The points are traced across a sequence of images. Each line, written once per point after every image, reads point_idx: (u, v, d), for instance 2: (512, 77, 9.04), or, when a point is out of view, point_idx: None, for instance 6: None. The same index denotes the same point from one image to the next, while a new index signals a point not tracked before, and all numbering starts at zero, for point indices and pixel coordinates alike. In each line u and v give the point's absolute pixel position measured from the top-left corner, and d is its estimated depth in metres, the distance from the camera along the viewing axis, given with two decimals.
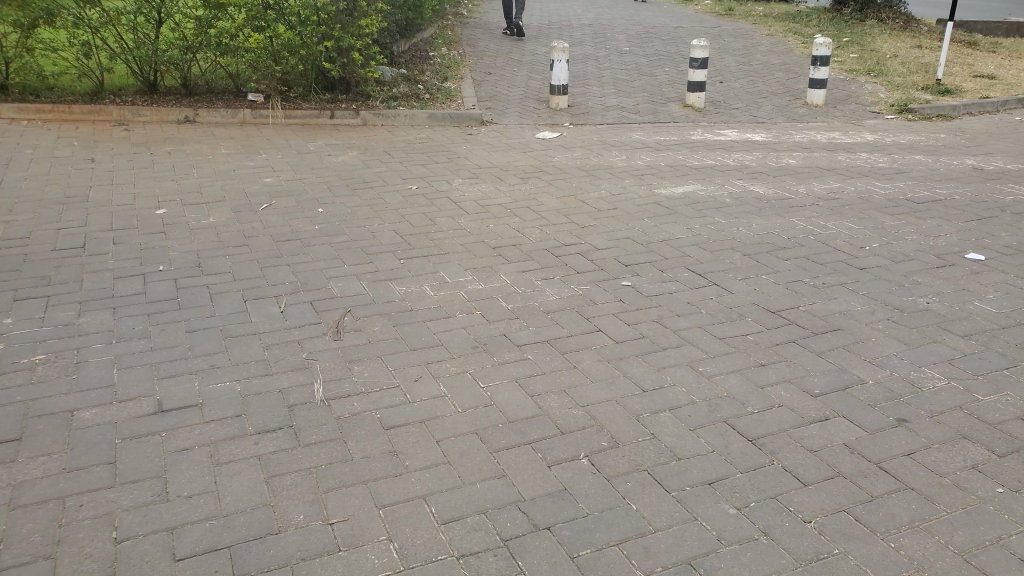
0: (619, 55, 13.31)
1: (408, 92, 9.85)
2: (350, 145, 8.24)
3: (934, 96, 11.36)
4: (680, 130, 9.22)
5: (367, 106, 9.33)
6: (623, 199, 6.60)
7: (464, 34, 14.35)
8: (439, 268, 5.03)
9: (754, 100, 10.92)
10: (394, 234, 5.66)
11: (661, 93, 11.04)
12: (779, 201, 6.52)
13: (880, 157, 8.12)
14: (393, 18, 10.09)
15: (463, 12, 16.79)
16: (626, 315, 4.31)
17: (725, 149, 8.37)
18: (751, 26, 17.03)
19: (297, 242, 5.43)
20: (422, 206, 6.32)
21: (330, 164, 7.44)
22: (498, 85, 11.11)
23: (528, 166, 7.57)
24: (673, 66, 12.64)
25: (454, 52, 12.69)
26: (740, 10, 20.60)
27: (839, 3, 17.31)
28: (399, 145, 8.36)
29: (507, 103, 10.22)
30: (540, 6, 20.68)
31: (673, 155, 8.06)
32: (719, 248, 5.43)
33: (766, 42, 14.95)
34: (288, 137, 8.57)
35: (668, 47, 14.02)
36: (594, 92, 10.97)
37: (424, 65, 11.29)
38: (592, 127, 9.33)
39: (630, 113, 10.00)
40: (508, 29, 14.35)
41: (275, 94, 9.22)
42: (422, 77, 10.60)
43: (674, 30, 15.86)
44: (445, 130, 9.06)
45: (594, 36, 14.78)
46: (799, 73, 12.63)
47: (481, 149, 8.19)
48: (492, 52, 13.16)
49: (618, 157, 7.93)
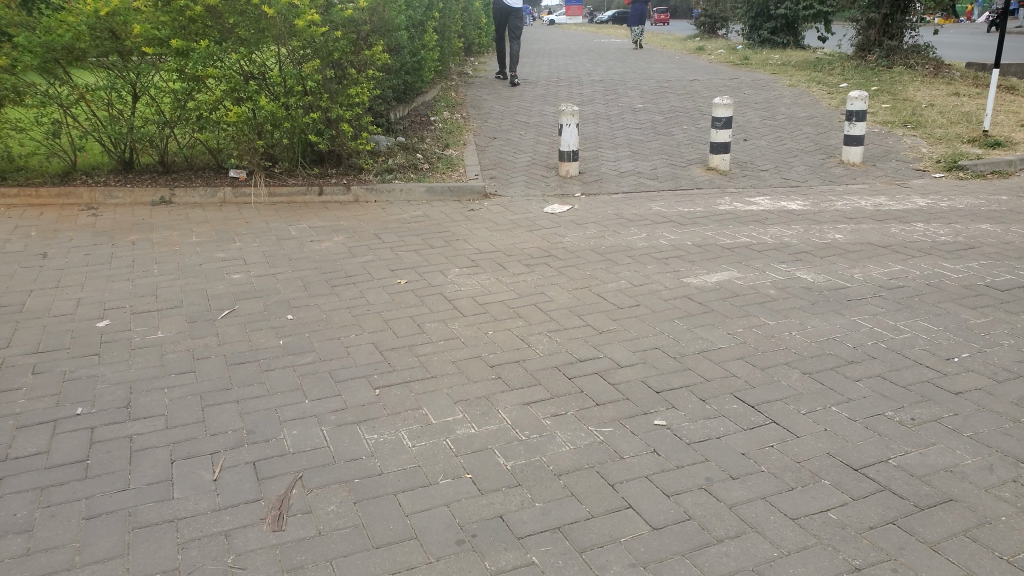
0: (633, 112, 12.52)
1: (405, 164, 9.09)
2: (337, 228, 7.32)
3: (982, 150, 10.35)
4: (705, 199, 8.30)
5: (359, 180, 8.50)
6: (647, 290, 5.60)
7: (468, 95, 13.67)
8: (424, 402, 3.98)
9: (784, 159, 10.00)
10: (370, 348, 4.65)
11: (680, 155, 10.16)
12: (833, 291, 5.53)
13: (940, 229, 7.13)
14: (388, 83, 9.29)
15: (468, 71, 16.20)
16: (665, 481, 3.32)
17: (758, 221, 7.41)
18: (771, 76, 16.22)
19: (255, 363, 4.46)
20: (408, 307, 5.34)
21: (309, 253, 6.54)
22: (502, 152, 10.32)
23: (535, 248, 6.66)
24: (692, 123, 11.81)
25: (456, 116, 11.95)
26: (757, 59, 19.84)
27: (864, 50, 16.45)
28: (390, 224, 7.50)
29: (512, 173, 9.44)
30: (550, 61, 20.09)
31: (701, 231, 7.11)
32: (769, 363, 4.41)
33: (789, 93, 14.10)
34: (270, 217, 7.73)
35: (685, 102, 13.21)
36: (608, 156, 10.13)
37: (422, 134, 10.53)
38: (608, 197, 8.46)
39: (648, 181, 9.13)
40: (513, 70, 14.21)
41: (259, 170, 8.38)
42: (420, 146, 9.85)
43: (690, 83, 15.08)
44: (445, 205, 8.24)
45: (606, 92, 14.04)
46: (829, 126, 11.72)
47: (483, 228, 7.30)
48: (498, 112, 12.43)
49: (638, 235, 7.01)
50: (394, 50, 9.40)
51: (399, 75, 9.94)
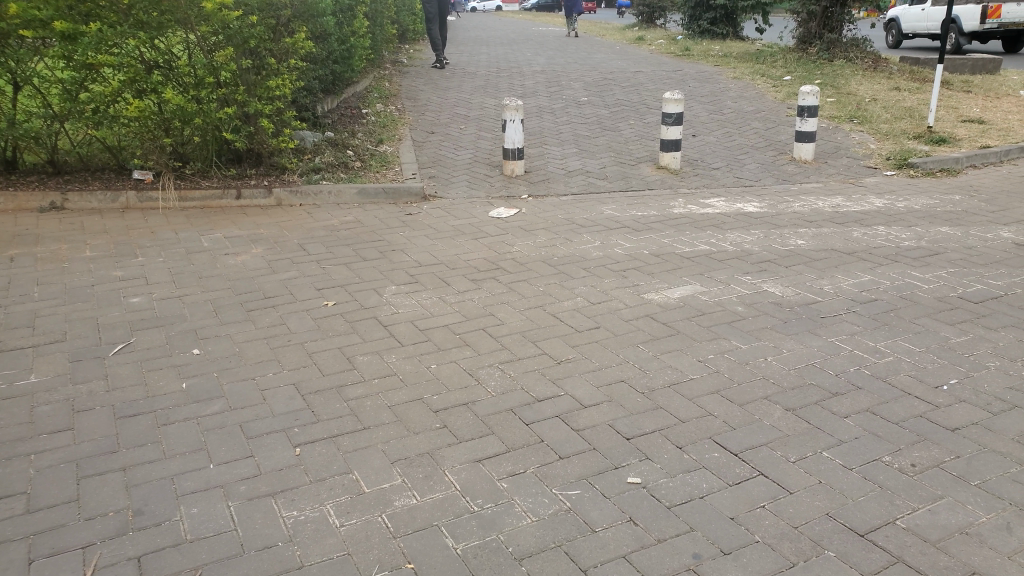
0: (576, 106, 12.02)
1: (332, 163, 8.30)
2: (257, 237, 6.53)
3: (929, 147, 10.22)
4: (658, 202, 7.88)
5: (283, 181, 7.69)
6: (606, 308, 5.10)
7: (402, 85, 12.92)
8: (354, 463, 3.39)
9: (734, 158, 9.71)
10: (290, 394, 3.99)
11: (627, 153, 9.72)
12: (805, 307, 5.16)
13: (901, 233, 6.89)
14: (312, 74, 8.48)
15: (402, 59, 15.42)
16: (647, 563, 2.80)
17: (716, 227, 7.03)
18: (712, 68, 15.94)
19: (150, 415, 3.81)
20: (337, 336, 4.66)
21: (223, 269, 5.80)
22: (440, 150, 9.66)
23: (479, 260, 6.09)
24: (637, 118, 11.38)
25: (391, 108, 11.21)
26: (697, 49, 19.59)
27: (804, 42, 16.38)
28: (317, 232, 6.74)
29: (451, 173, 8.82)
30: (487, 49, 19.42)
31: (657, 239, 6.66)
32: (747, 399, 3.95)
33: (733, 86, 13.81)
34: (179, 225, 6.89)
35: (629, 95, 12.78)
36: (553, 154, 9.60)
37: (352, 128, 9.74)
38: (555, 201, 7.99)
39: (596, 182, 8.66)
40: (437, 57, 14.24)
41: (167, 170, 7.48)
42: (349, 143, 9.07)
43: (633, 75, 14.66)
44: (378, 209, 7.55)
45: (547, 83, 13.51)
46: (776, 121, 11.45)
47: (423, 237, 6.68)
48: (435, 104, 11.75)
49: (591, 243, 6.52)
50: (320, 38, 8.62)
51: (324, 65, 9.16)
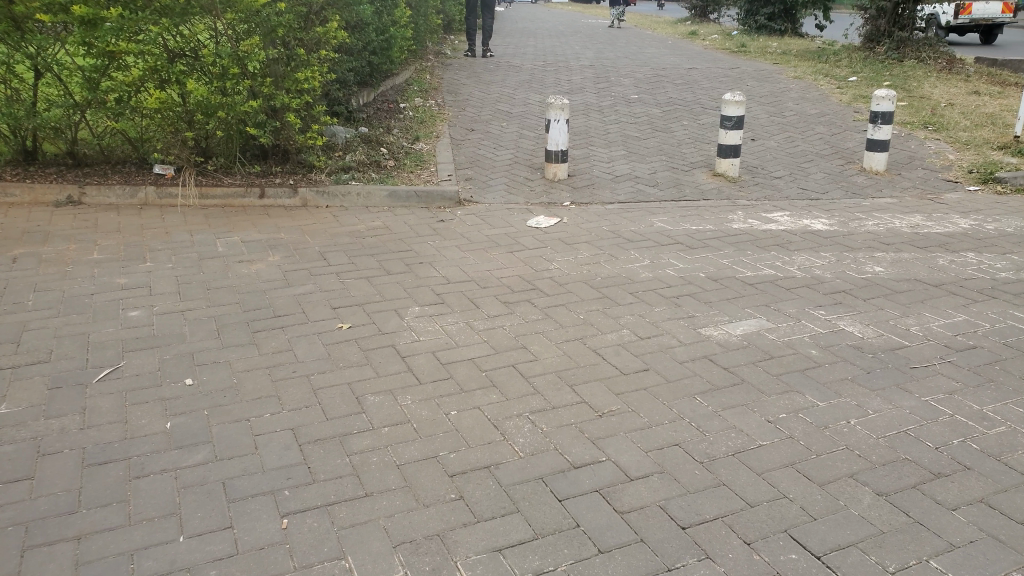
0: (626, 104, 11.29)
1: (364, 161, 7.83)
2: (274, 243, 6.07)
3: (1016, 159, 9.22)
4: (715, 213, 7.13)
5: (309, 180, 7.23)
6: (657, 345, 4.39)
7: (444, 78, 12.33)
8: (349, 546, 2.76)
9: (798, 164, 8.85)
10: (285, 444, 3.40)
11: (681, 156, 8.96)
12: (893, 352, 4.37)
13: (995, 260, 6.00)
14: (345, 66, 8.00)
15: (445, 50, 14.83)
16: None
17: (779, 244, 6.23)
18: (773, 66, 15.01)
19: (123, 463, 3.21)
20: (347, 369, 4.08)
21: (232, 279, 5.28)
22: (479, 149, 9.06)
23: (513, 278, 5.45)
24: (692, 118, 10.60)
25: (430, 102, 10.63)
26: (755, 46, 18.61)
27: (871, 40, 15.21)
28: (340, 239, 6.23)
29: (490, 176, 8.21)
30: (534, 42, 18.75)
31: (712, 257, 5.89)
32: (829, 477, 3.25)
33: (795, 86, 12.90)
34: (196, 226, 6.44)
35: (684, 94, 11.99)
36: (600, 156, 8.91)
37: (387, 124, 9.24)
38: (600, 209, 7.32)
39: (646, 187, 7.93)
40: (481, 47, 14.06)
41: (188, 166, 7.05)
42: (385, 140, 8.63)
43: (687, 72, 13.85)
44: (408, 213, 7.00)
45: (596, 79, 12.79)
46: (843, 125, 10.55)
47: (454, 247, 6.09)
48: (477, 99, 11.14)
49: (641, 260, 5.83)
50: (353, 28, 8.18)
51: (359, 57, 8.68)
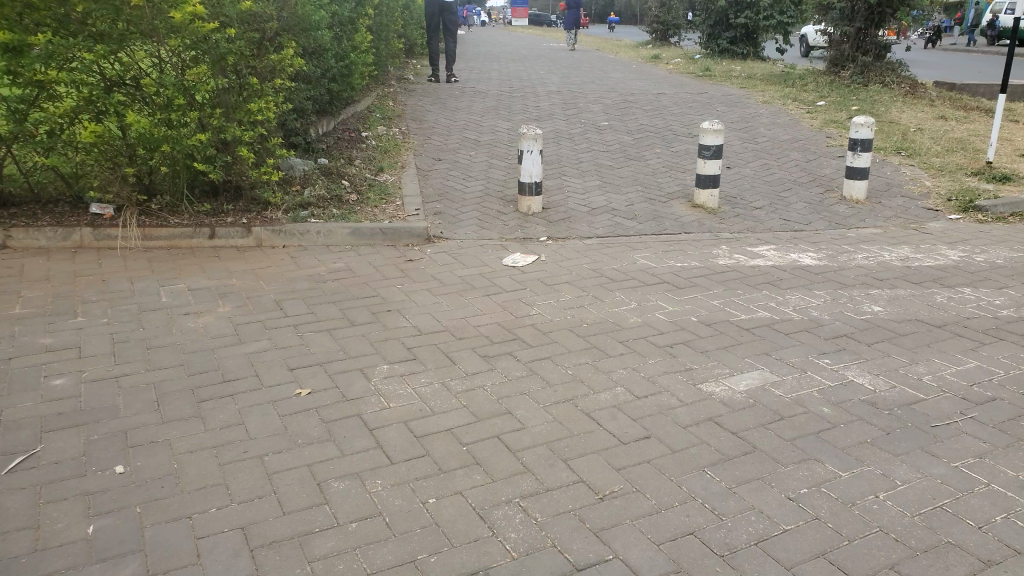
0: (596, 131, 10.98)
1: (323, 196, 7.33)
2: (224, 291, 5.54)
3: (993, 185, 9.07)
4: (698, 247, 6.77)
5: (263, 219, 6.70)
6: (655, 406, 3.95)
7: (407, 105, 11.90)
8: None
9: (776, 193, 8.58)
10: (233, 549, 2.93)
11: (657, 186, 8.63)
12: (911, 406, 3.99)
13: (993, 296, 5.72)
14: (301, 96, 7.52)
15: (408, 75, 14.43)
16: None
17: (769, 283, 5.88)
18: (740, 90, 14.87)
19: None
20: (305, 447, 3.60)
21: (176, 337, 4.73)
22: (446, 181, 8.61)
23: (490, 326, 4.97)
24: (665, 146, 10.31)
25: (393, 130, 10.17)
26: (719, 70, 18.57)
27: (836, 65, 15.16)
28: (298, 284, 5.71)
29: (459, 209, 7.77)
30: (499, 66, 18.46)
31: (700, 299, 5.50)
32: (869, 569, 2.83)
33: (765, 111, 12.73)
34: (137, 273, 5.88)
35: (654, 120, 11.73)
36: (573, 186, 8.52)
37: (348, 155, 8.75)
38: (578, 244, 6.91)
39: (624, 219, 7.56)
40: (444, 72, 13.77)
41: (130, 204, 6.48)
42: (345, 172, 8.15)
43: (656, 97, 13.61)
44: (373, 252, 6.50)
45: (564, 105, 12.48)
46: (817, 151, 10.36)
47: (424, 291, 5.61)
48: (442, 127, 10.73)
49: (627, 303, 5.40)
50: (310, 55, 7.74)
51: (316, 84, 8.21)
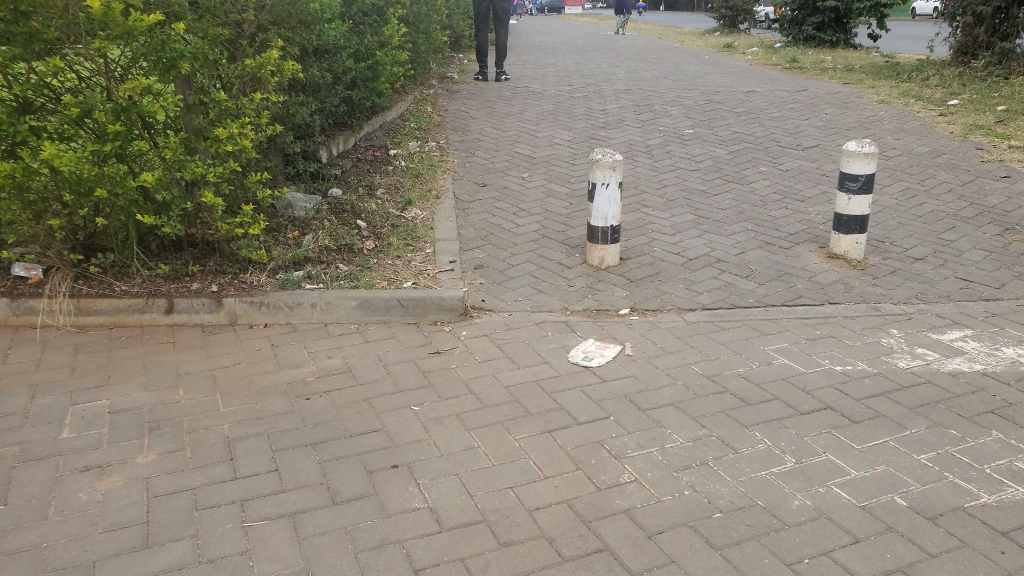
0: (681, 142, 8.89)
1: (326, 246, 5.54)
2: (156, 419, 3.64)
3: None
4: (856, 330, 4.66)
5: (242, 285, 4.91)
6: None
7: (449, 111, 9.94)
8: None
9: (935, 232, 6.38)
10: None
11: (771, 224, 6.50)
12: None
13: None
14: (298, 110, 5.76)
15: (451, 73, 12.44)
16: None
17: (995, 409, 3.78)
18: (845, 87, 12.53)
19: None
20: None
21: (42, 532, 2.86)
22: (495, 215, 6.67)
23: (556, 512, 2.98)
24: (770, 163, 8.17)
25: (429, 146, 8.25)
26: (807, 61, 16.18)
27: (964, 53, 12.76)
28: (269, 405, 3.81)
29: (510, 260, 5.81)
30: (554, 59, 16.38)
31: (898, 451, 3.43)
32: None
33: (884, 115, 10.43)
34: (49, 376, 4.06)
35: (750, 127, 9.57)
36: (660, 225, 6.47)
37: (367, 181, 6.90)
38: (678, 320, 4.86)
39: (737, 278, 5.47)
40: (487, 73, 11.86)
41: (64, 268, 4.70)
42: (362, 206, 6.35)
43: (746, 97, 11.39)
44: (388, 338, 4.59)
45: (637, 108, 10.40)
46: (969, 169, 8.07)
47: (455, 421, 3.62)
48: (490, 138, 8.79)
49: (781, 459, 3.35)
50: (309, 57, 5.97)
51: (325, 94, 6.44)
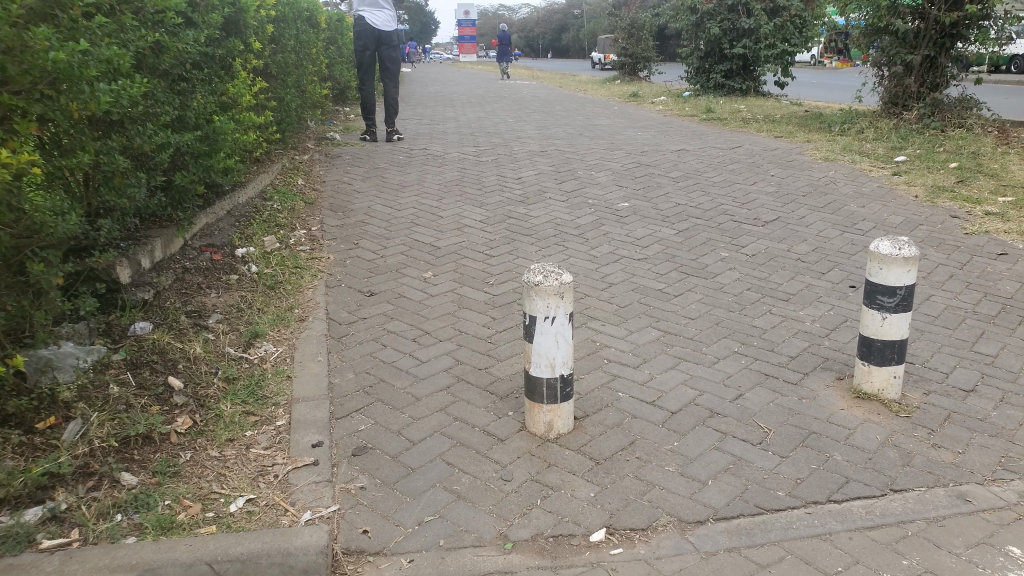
0: (618, 220, 7.26)
1: (104, 442, 3.36)
2: None
3: None
4: (963, 555, 3.03)
5: None
6: None
7: (329, 182, 7.91)
8: None
9: (967, 343, 4.86)
10: None
11: (761, 344, 4.85)
12: None
13: None
14: (74, 220, 3.64)
15: (332, 132, 10.43)
16: None
17: None
18: (778, 143, 11.39)
19: None
20: None
21: None
22: (385, 345, 4.58)
23: None
24: (731, 250, 6.65)
25: (298, 236, 6.21)
26: (724, 110, 15.16)
27: (895, 104, 11.86)
28: None
29: (407, 431, 3.78)
30: (455, 113, 14.71)
31: None
32: None
33: (834, 177, 9.19)
34: None
35: (693, 199, 8.09)
36: (616, 351, 4.68)
37: (195, 302, 4.69)
38: (688, 550, 3.07)
39: (749, 448, 3.74)
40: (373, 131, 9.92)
41: None
42: (181, 348, 4.16)
43: (676, 158, 9.99)
44: None
45: (557, 175, 8.75)
46: (961, 245, 6.74)
47: None
48: (380, 220, 6.86)
49: None
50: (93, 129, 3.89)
51: (125, 188, 4.25)
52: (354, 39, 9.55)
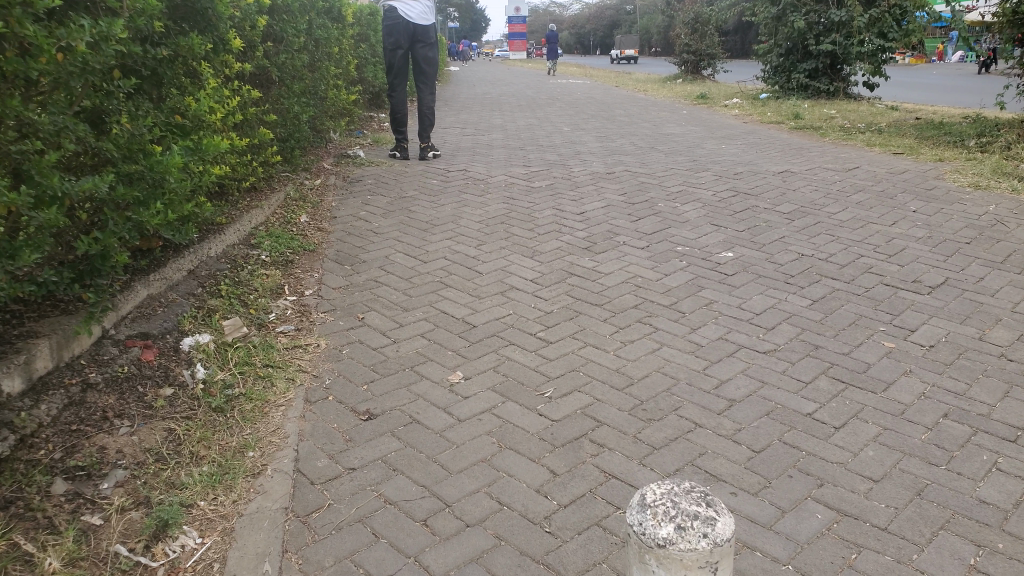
0: (724, 283, 5.30)
1: None
2: None
3: None
4: None
5: None
6: None
7: (339, 216, 6.18)
8: None
9: None
10: None
11: (1017, 555, 2.86)
12: None
13: None
14: None
15: (358, 146, 8.73)
16: None
17: None
18: (904, 163, 9.16)
19: None
20: None
21: None
22: (377, 537, 2.76)
23: None
24: (898, 337, 4.62)
25: (282, 305, 4.46)
26: (813, 116, 12.92)
27: None
28: None
29: None
30: (503, 119, 12.88)
31: None
32: None
33: (1000, 213, 6.99)
34: None
35: (820, 248, 6.05)
36: (767, 563, 2.80)
37: (87, 449, 2.90)
38: None
39: None
40: (402, 148, 8.23)
41: None
42: (28, 566, 2.41)
43: (782, 184, 7.91)
44: None
45: (633, 207, 6.82)
46: None
47: None
48: (400, 275, 5.07)
49: None
50: None
51: None
52: (385, 34, 7.73)
